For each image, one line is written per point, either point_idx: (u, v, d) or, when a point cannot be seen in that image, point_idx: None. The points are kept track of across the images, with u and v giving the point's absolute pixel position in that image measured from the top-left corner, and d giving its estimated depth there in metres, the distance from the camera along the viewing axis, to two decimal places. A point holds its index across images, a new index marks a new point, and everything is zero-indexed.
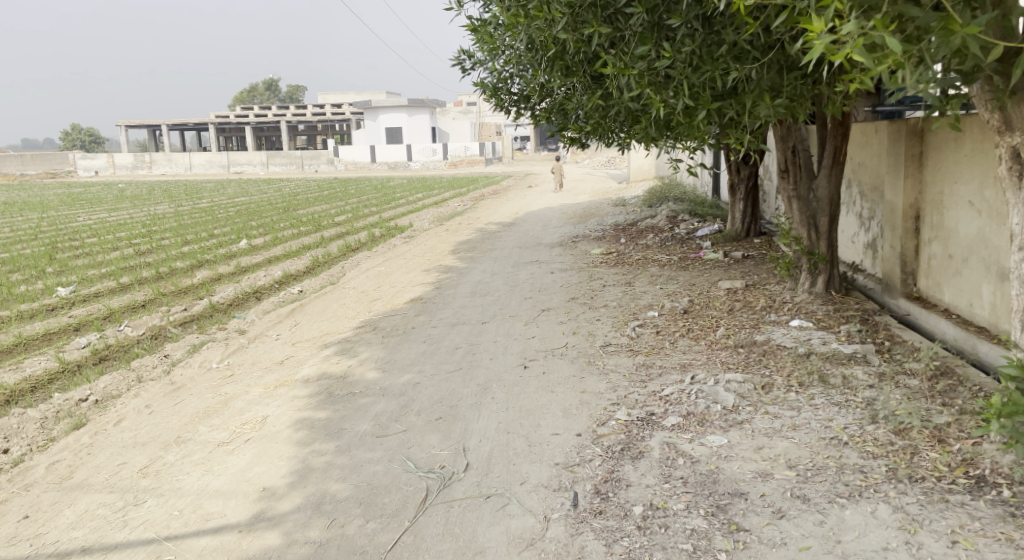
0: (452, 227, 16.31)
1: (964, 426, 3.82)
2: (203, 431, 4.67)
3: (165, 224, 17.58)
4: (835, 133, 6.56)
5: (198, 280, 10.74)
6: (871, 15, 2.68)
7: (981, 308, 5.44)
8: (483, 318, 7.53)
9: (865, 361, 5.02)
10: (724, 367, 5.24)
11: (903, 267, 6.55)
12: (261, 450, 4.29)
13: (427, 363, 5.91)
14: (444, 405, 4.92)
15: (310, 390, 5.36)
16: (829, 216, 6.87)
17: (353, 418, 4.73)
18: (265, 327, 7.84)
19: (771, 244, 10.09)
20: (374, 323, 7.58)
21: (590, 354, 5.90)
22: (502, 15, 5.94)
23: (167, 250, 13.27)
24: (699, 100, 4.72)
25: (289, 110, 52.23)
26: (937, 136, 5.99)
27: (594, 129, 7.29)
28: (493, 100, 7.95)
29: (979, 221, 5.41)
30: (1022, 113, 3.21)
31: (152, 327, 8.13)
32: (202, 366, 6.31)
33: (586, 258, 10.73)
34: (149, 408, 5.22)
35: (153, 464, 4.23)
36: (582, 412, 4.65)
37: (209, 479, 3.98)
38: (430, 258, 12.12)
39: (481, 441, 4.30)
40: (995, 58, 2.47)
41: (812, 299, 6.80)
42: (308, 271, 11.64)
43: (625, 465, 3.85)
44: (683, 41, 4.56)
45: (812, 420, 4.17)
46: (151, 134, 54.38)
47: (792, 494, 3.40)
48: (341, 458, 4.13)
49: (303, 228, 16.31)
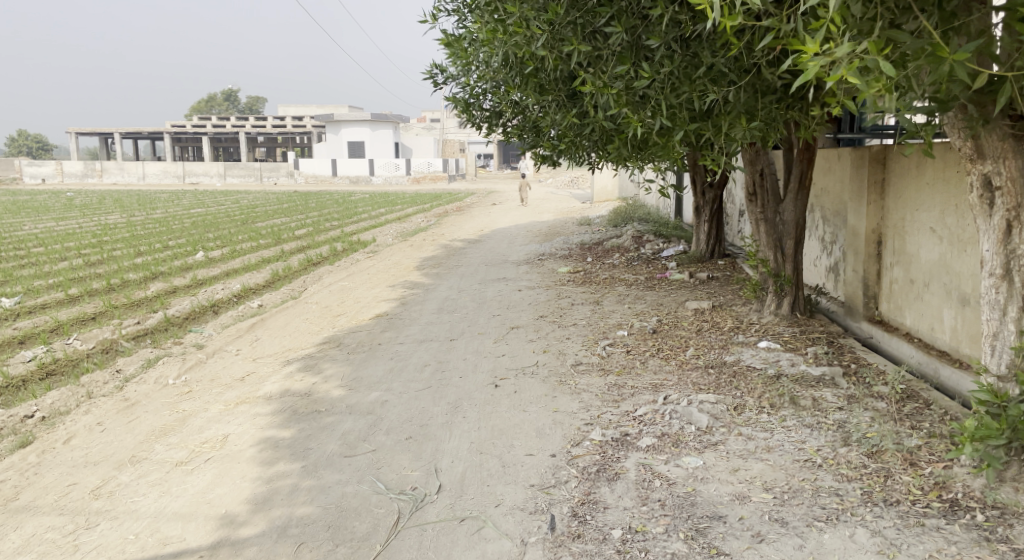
0: (415, 243, 16.16)
1: (935, 449, 3.84)
2: (160, 450, 4.46)
3: (116, 234, 17.01)
4: (802, 158, 6.68)
5: (152, 293, 10.39)
6: (861, 38, 2.70)
7: (942, 332, 5.54)
8: (452, 334, 7.44)
9: (834, 384, 5.04)
10: (696, 388, 5.23)
11: (866, 290, 6.67)
12: (222, 471, 4.11)
13: (396, 381, 5.78)
14: (414, 424, 4.79)
15: (273, 407, 5.17)
16: (795, 239, 6.95)
17: (319, 437, 4.58)
18: (225, 342, 7.60)
19: (735, 266, 10.23)
20: (339, 339, 7.41)
21: (561, 373, 5.84)
22: (478, 31, 5.93)
23: (119, 262, 12.84)
24: (675, 120, 4.74)
25: (249, 121, 51.46)
26: (900, 163, 6.14)
27: (566, 147, 7.30)
28: (464, 115, 7.89)
29: (940, 247, 5.54)
30: (995, 141, 3.27)
31: (103, 341, 7.81)
32: (159, 382, 6.05)
33: (554, 276, 10.73)
34: (101, 425, 4.98)
35: (106, 485, 4.01)
36: (556, 432, 4.58)
37: (167, 501, 3.78)
38: (395, 273, 11.98)
39: (454, 462, 4.19)
40: (982, 85, 2.49)
41: (778, 321, 6.86)
42: (268, 285, 11.37)
43: (602, 487, 3.79)
44: (662, 62, 4.56)
45: (785, 442, 4.17)
46: (104, 142, 52.85)
47: (770, 517, 3.38)
48: (308, 479, 3.98)
49: (263, 242, 15.97)
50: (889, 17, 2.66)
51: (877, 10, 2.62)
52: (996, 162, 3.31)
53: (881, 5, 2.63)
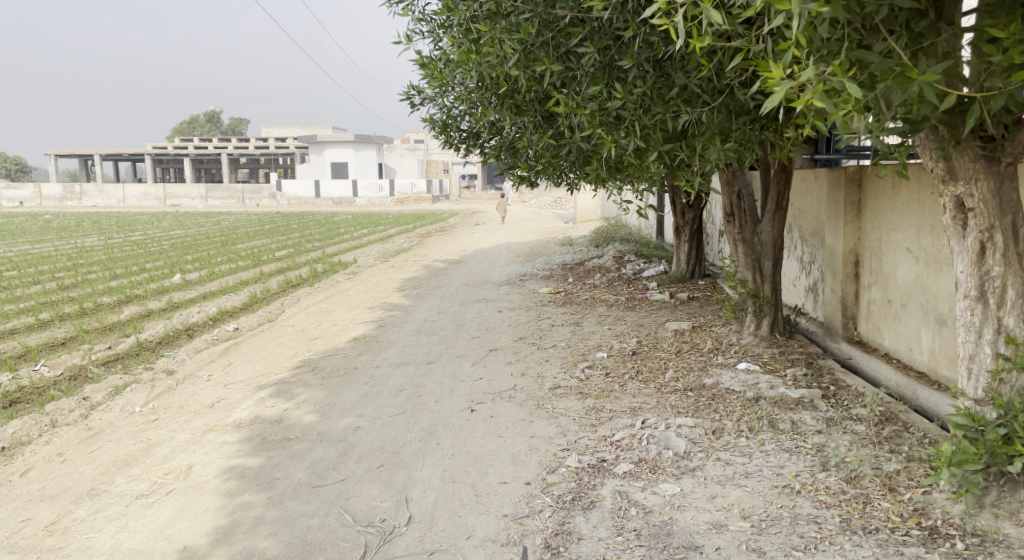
0: (397, 264, 16.04)
1: (914, 474, 3.78)
2: (121, 482, 4.31)
3: (92, 257, 16.76)
4: (778, 178, 6.70)
5: (125, 317, 10.19)
6: (828, 60, 2.67)
7: (920, 353, 5.51)
8: (429, 357, 7.33)
9: (813, 407, 4.98)
10: (674, 412, 5.15)
11: (844, 311, 6.65)
12: (184, 503, 3.97)
13: (370, 407, 5.64)
14: (386, 452, 4.67)
15: (241, 435, 5.02)
16: (773, 259, 6.94)
17: (287, 466, 4.44)
18: (197, 367, 7.43)
19: (716, 286, 10.20)
20: (314, 363, 7.27)
21: (539, 397, 5.74)
22: (454, 52, 5.89)
23: (94, 285, 12.63)
24: (650, 142, 4.70)
25: (231, 143, 51.25)
26: (875, 184, 6.17)
27: (543, 168, 7.26)
28: (442, 137, 7.83)
29: (916, 268, 5.53)
30: (967, 162, 3.25)
31: (71, 367, 7.62)
32: (125, 410, 5.87)
33: (534, 297, 10.65)
34: (61, 456, 4.81)
35: (61, 520, 3.85)
36: (531, 459, 4.48)
37: (124, 536, 3.64)
38: (375, 295, 11.86)
39: (425, 491, 4.07)
40: (950, 107, 2.48)
41: (758, 341, 6.80)
42: (245, 307, 11.20)
43: (576, 516, 3.69)
44: (635, 83, 4.52)
45: (764, 467, 4.10)
46: (83, 163, 52.43)
47: (747, 547, 3.30)
48: (272, 511, 3.84)
49: (242, 264, 15.77)
50: (856, 38, 2.63)
51: (844, 31, 2.60)
52: (968, 184, 3.29)
53: (847, 25, 2.61)
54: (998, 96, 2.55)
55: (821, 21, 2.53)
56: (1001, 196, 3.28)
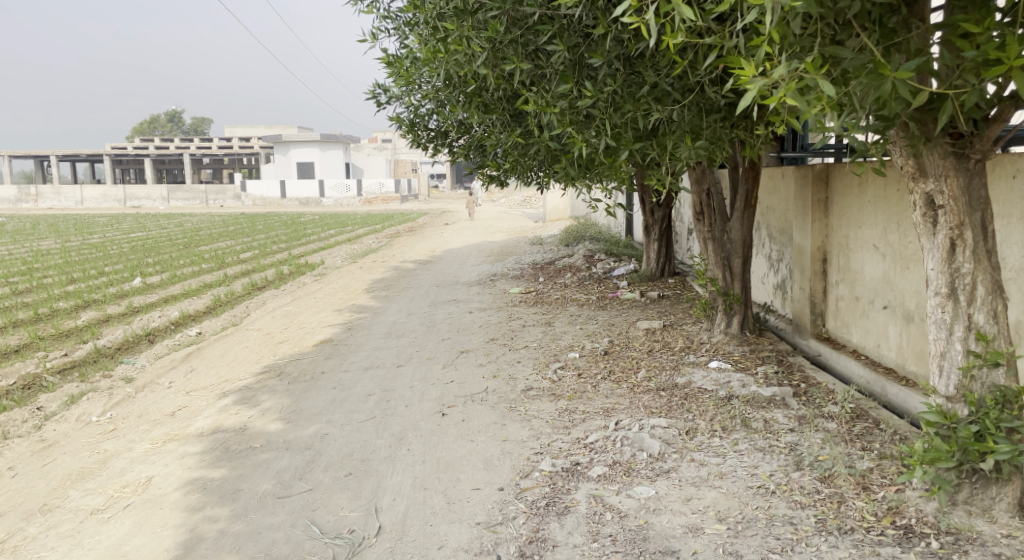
0: (366, 264, 15.81)
1: (886, 472, 3.79)
2: (75, 497, 4.12)
3: (49, 261, 16.26)
4: (747, 177, 6.69)
5: (83, 323, 9.84)
6: (800, 56, 2.64)
7: (888, 349, 5.55)
8: (399, 360, 7.20)
9: (785, 405, 4.96)
10: (647, 412, 5.10)
11: (812, 308, 6.67)
12: (142, 518, 3.80)
13: (337, 412, 5.50)
14: (354, 459, 4.55)
15: (204, 445, 4.85)
16: (743, 258, 6.93)
17: (251, 477, 4.29)
18: (157, 374, 7.19)
19: (685, 285, 10.22)
20: (279, 368, 7.08)
21: (512, 400, 5.65)
22: (420, 50, 5.81)
23: (49, 290, 12.18)
24: (620, 140, 4.64)
25: (193, 144, 50.28)
26: (842, 181, 6.20)
27: (511, 167, 7.19)
28: (410, 135, 7.73)
29: (883, 265, 5.57)
30: (936, 159, 3.25)
31: (25, 376, 7.33)
32: (81, 421, 5.64)
33: (505, 297, 10.55)
34: (12, 470, 4.60)
35: (10, 539, 3.68)
36: (504, 463, 4.39)
37: (77, 555, 3.47)
38: (343, 297, 11.66)
39: (395, 500, 3.95)
40: (922, 103, 2.49)
41: (729, 340, 6.78)
42: (208, 311, 10.92)
43: (551, 523, 3.62)
44: (605, 80, 4.44)
45: (738, 468, 4.07)
46: (38, 164, 50.96)
47: (724, 550, 3.27)
48: (236, 524, 3.71)
49: (205, 266, 15.39)
50: (829, 33, 2.63)
51: (816, 26, 2.58)
52: (938, 180, 3.29)
53: (819, 21, 2.60)
54: (972, 90, 2.56)
55: (795, 16, 2.50)
56: (970, 192, 3.28)
